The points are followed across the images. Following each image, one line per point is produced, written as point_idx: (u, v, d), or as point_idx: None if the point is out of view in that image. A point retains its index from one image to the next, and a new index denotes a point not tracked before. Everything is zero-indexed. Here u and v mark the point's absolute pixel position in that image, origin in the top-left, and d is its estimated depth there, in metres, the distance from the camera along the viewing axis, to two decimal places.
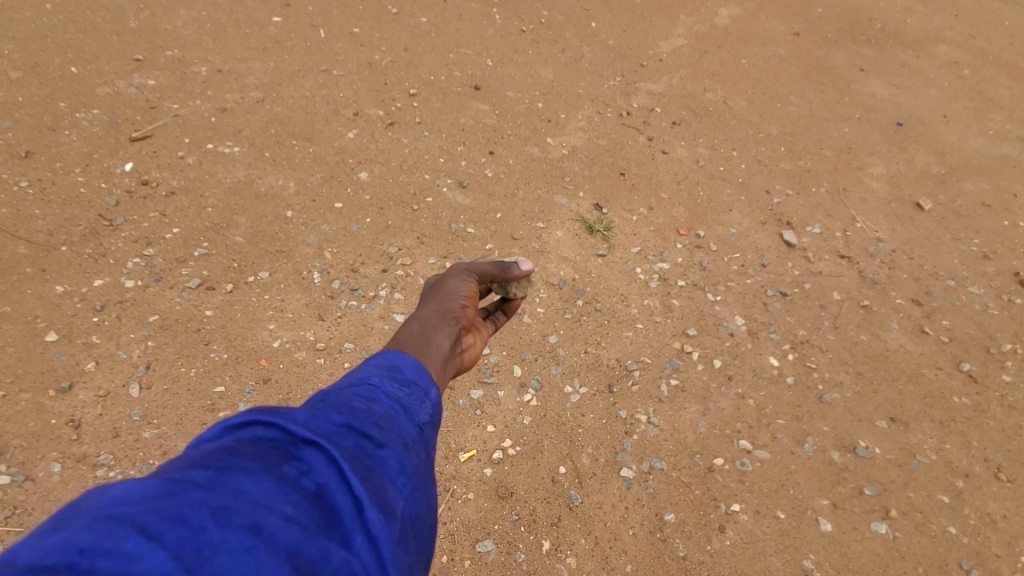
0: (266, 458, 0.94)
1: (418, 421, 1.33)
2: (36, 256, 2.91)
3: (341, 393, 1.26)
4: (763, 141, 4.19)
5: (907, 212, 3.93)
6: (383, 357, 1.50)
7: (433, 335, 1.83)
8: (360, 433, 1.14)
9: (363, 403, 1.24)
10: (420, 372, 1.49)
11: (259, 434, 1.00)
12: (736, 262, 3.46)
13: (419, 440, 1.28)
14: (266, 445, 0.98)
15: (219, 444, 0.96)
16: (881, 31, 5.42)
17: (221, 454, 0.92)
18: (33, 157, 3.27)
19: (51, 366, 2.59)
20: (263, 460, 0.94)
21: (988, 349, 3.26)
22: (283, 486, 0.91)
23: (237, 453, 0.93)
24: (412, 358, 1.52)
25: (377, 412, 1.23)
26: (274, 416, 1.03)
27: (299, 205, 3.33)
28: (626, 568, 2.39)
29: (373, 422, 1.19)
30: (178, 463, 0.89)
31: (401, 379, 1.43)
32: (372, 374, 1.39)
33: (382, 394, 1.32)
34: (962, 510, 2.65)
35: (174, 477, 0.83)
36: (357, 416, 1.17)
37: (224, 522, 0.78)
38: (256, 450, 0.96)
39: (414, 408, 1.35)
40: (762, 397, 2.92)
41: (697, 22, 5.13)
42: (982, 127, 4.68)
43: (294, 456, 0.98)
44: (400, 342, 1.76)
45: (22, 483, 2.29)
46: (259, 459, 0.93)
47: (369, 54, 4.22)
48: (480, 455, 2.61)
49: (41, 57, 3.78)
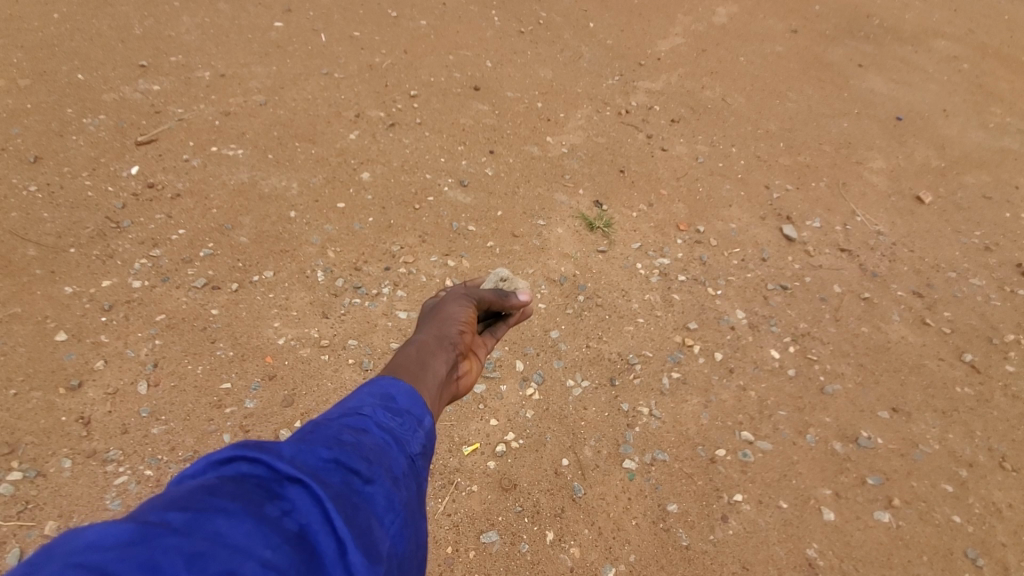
0: (248, 497, 0.89)
1: (410, 453, 1.31)
2: (45, 258, 2.96)
3: (332, 424, 1.23)
4: (762, 137, 4.21)
5: (907, 205, 3.95)
6: (377, 384, 1.48)
7: (429, 361, 1.83)
8: (348, 469, 1.10)
9: (353, 435, 1.21)
10: (414, 401, 1.48)
11: (243, 469, 0.95)
12: (736, 257, 3.48)
13: (410, 474, 1.26)
14: (250, 482, 0.92)
15: (200, 480, 0.90)
16: (879, 28, 5.44)
17: (201, 492, 0.86)
18: (42, 162, 3.33)
19: (61, 364, 2.64)
20: (245, 499, 0.88)
21: (990, 339, 3.27)
22: (263, 529, 0.85)
23: (219, 492, 0.87)
24: (407, 387, 1.50)
25: (367, 445, 1.20)
26: (261, 450, 0.98)
27: (302, 205, 3.37)
28: (630, 558, 2.40)
29: (362, 456, 1.15)
30: (154, 503, 0.82)
31: (393, 409, 1.40)
32: (365, 404, 1.37)
33: (374, 425, 1.30)
34: (966, 499, 2.66)
35: (150, 520, 0.77)
36: (346, 451, 1.13)
37: (198, 571, 0.74)
38: (238, 488, 0.90)
39: (406, 439, 1.33)
40: (763, 389, 2.94)
41: (695, 21, 5.17)
42: (982, 120, 4.69)
43: (278, 494, 0.93)
44: (396, 368, 1.74)
45: (35, 479, 2.34)
46: (241, 498, 0.88)
47: (370, 57, 4.27)
48: (484, 449, 2.64)
49: (49, 66, 3.85)
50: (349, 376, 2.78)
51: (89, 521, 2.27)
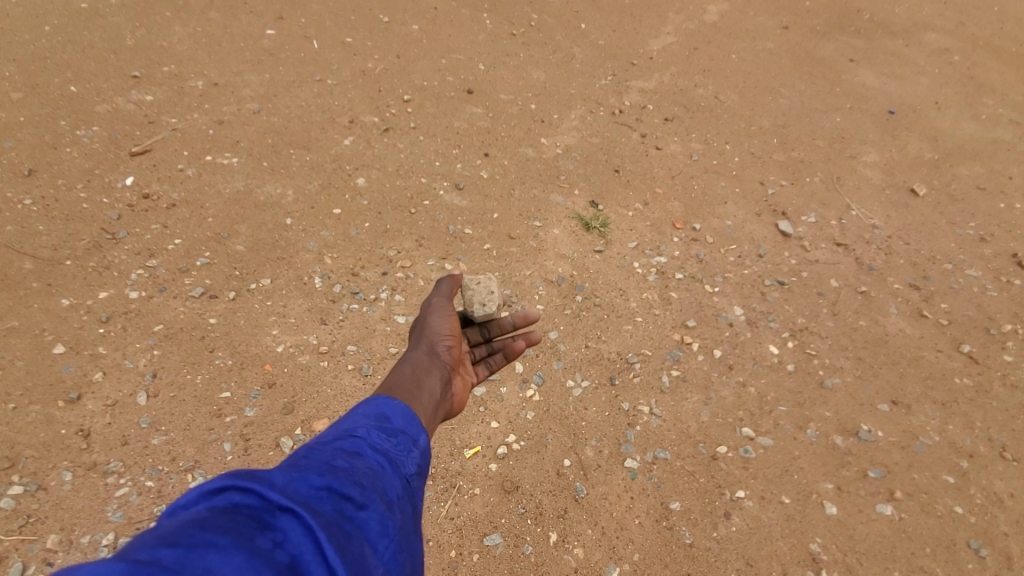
0: (239, 530, 0.88)
1: (404, 474, 1.31)
2: (41, 271, 2.96)
3: (325, 448, 1.23)
4: (756, 134, 4.23)
5: (902, 199, 3.96)
6: (372, 404, 1.49)
7: (423, 379, 1.84)
8: (341, 495, 1.10)
9: (347, 459, 1.21)
10: (409, 420, 1.48)
11: (235, 500, 0.94)
12: (733, 253, 3.48)
13: (404, 495, 1.27)
14: (241, 513, 0.92)
15: (192, 514, 0.90)
16: (869, 22, 5.47)
17: (192, 526, 0.86)
18: (36, 175, 3.33)
19: (59, 377, 2.63)
20: (236, 532, 0.88)
21: (987, 330, 3.27)
22: (255, 562, 0.85)
23: (209, 526, 0.87)
24: (401, 405, 1.51)
25: (360, 469, 1.20)
26: (252, 480, 0.97)
27: (298, 212, 3.37)
28: (633, 557, 2.41)
29: (355, 481, 1.15)
30: (145, 539, 0.82)
31: (388, 429, 1.41)
32: (359, 426, 1.37)
33: (369, 447, 1.30)
34: (968, 490, 2.66)
35: (140, 558, 0.76)
36: (339, 477, 1.13)
37: None
38: (229, 521, 0.89)
39: (401, 460, 1.34)
40: (763, 385, 2.94)
41: (686, 19, 5.19)
42: (975, 111, 4.71)
43: (269, 525, 0.93)
44: (391, 388, 1.73)
45: (36, 493, 2.33)
46: (232, 531, 0.88)
47: (363, 62, 4.28)
48: (485, 451, 2.64)
49: (41, 78, 3.84)
50: (348, 382, 2.78)
51: (91, 533, 2.26)
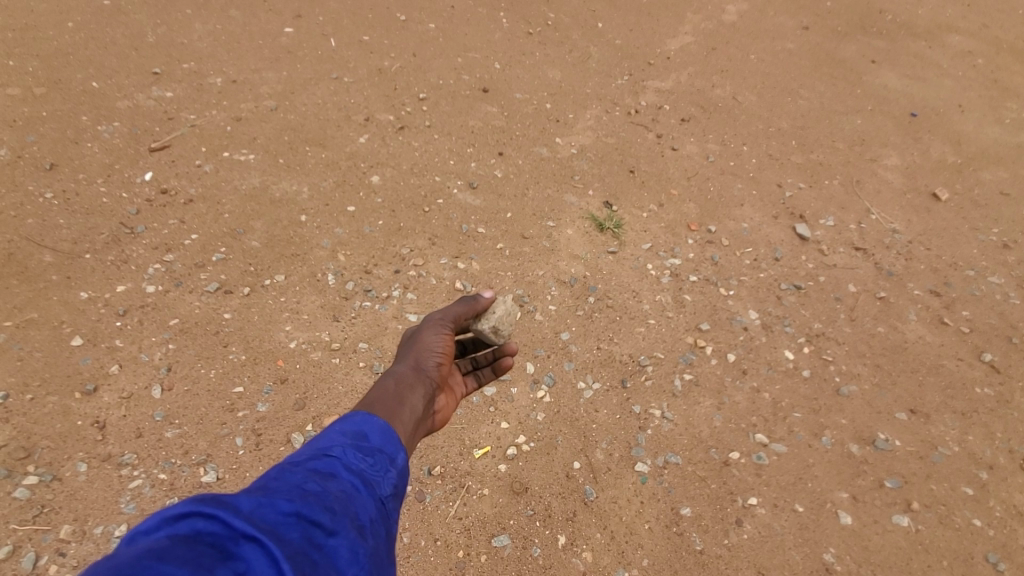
0: (199, 560, 0.85)
1: (379, 496, 1.30)
2: (61, 264, 3.00)
3: (297, 471, 1.22)
4: (774, 135, 4.17)
5: (923, 203, 3.88)
6: (350, 422, 1.48)
7: (407, 395, 1.81)
8: (310, 521, 1.08)
9: (319, 483, 1.20)
10: (388, 438, 1.47)
11: (198, 526, 0.91)
12: (748, 256, 3.44)
13: (378, 518, 1.25)
14: (203, 541, 0.89)
15: (151, 542, 0.86)
16: (892, 23, 5.37)
17: (150, 556, 0.82)
18: (57, 170, 3.38)
19: (77, 369, 2.67)
20: (195, 562, 0.85)
21: (1009, 339, 3.20)
22: None
23: (168, 555, 0.84)
24: (380, 423, 1.50)
25: (332, 494, 1.19)
26: (217, 506, 0.95)
27: (312, 209, 3.39)
28: (643, 562, 2.38)
29: (326, 506, 1.14)
30: (99, 570, 0.78)
31: (365, 449, 1.40)
32: (335, 445, 1.36)
33: (343, 469, 1.29)
34: (987, 503, 2.60)
35: None
36: (309, 502, 1.12)
37: None
38: (190, 550, 0.86)
39: (376, 482, 1.32)
40: (778, 390, 2.90)
41: (704, 19, 5.13)
42: (998, 115, 4.61)
43: (232, 554, 0.90)
44: (372, 403, 1.71)
45: (51, 483, 2.37)
46: (191, 562, 0.84)
47: (379, 60, 4.29)
48: (495, 451, 2.63)
49: (64, 74, 3.90)
50: (360, 379, 2.79)
51: (104, 524, 2.30)
